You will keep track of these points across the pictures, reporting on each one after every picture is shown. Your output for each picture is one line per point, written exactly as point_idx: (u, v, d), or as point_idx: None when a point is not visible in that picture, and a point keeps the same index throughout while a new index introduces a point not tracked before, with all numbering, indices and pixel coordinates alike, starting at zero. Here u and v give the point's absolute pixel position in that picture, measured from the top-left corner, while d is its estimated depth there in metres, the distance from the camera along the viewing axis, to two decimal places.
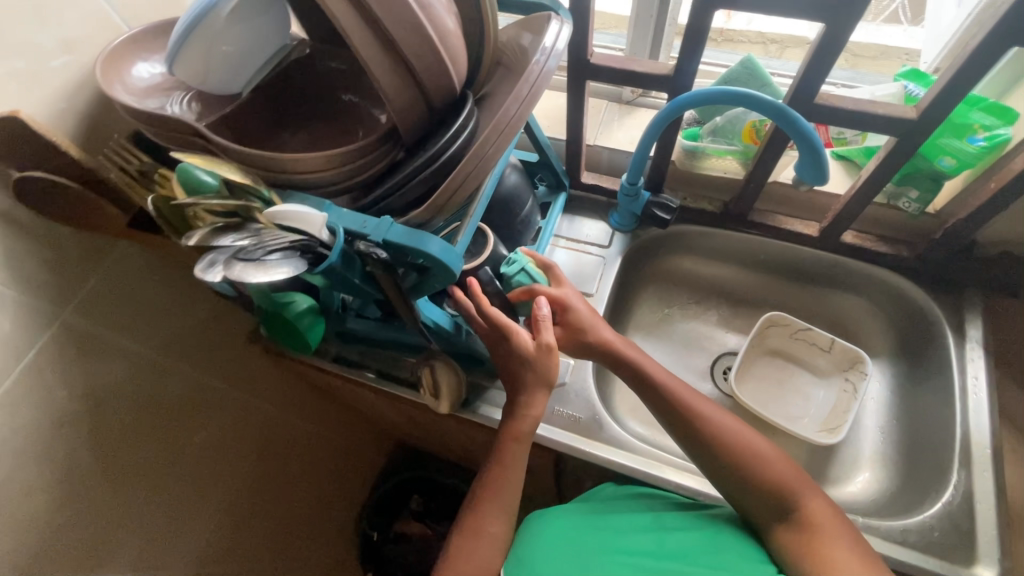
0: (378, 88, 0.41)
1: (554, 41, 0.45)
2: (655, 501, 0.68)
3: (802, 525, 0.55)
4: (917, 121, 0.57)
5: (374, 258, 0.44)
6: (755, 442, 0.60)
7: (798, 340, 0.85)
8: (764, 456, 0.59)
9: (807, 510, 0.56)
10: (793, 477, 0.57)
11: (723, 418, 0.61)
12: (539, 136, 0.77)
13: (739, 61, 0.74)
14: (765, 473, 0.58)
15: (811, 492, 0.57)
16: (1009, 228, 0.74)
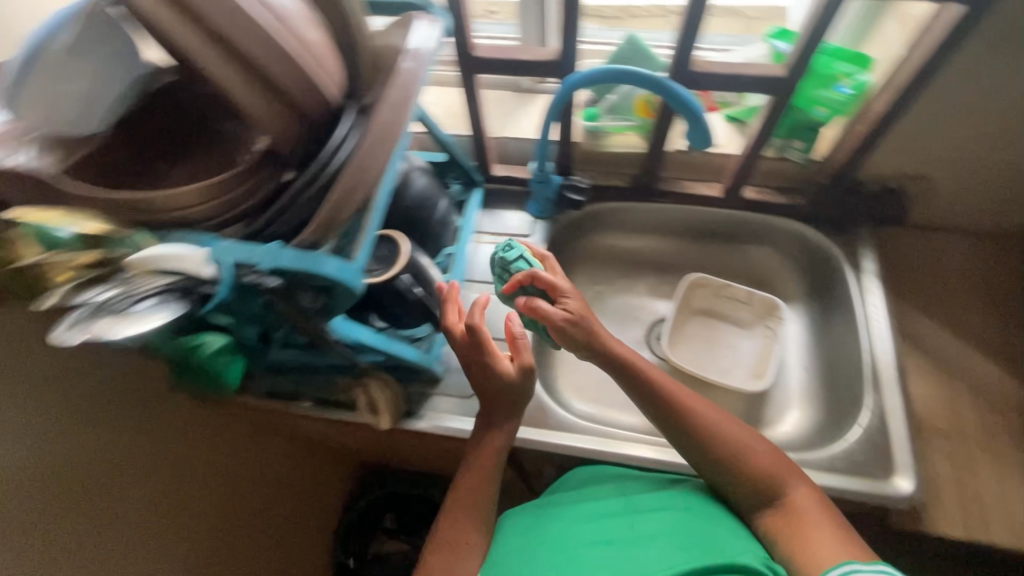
0: (247, 110, 0.41)
1: (420, 43, 0.46)
2: (637, 483, 0.67)
3: (786, 513, 0.55)
4: (786, 78, 0.61)
5: (267, 287, 0.41)
6: (745, 435, 0.60)
7: (721, 298, 0.89)
8: (754, 450, 0.58)
9: (793, 499, 0.56)
10: (780, 468, 0.57)
11: (716, 417, 0.60)
12: (441, 134, 0.76)
13: (624, 40, 0.75)
14: (753, 465, 0.57)
15: (799, 481, 0.57)
16: (886, 165, 0.80)
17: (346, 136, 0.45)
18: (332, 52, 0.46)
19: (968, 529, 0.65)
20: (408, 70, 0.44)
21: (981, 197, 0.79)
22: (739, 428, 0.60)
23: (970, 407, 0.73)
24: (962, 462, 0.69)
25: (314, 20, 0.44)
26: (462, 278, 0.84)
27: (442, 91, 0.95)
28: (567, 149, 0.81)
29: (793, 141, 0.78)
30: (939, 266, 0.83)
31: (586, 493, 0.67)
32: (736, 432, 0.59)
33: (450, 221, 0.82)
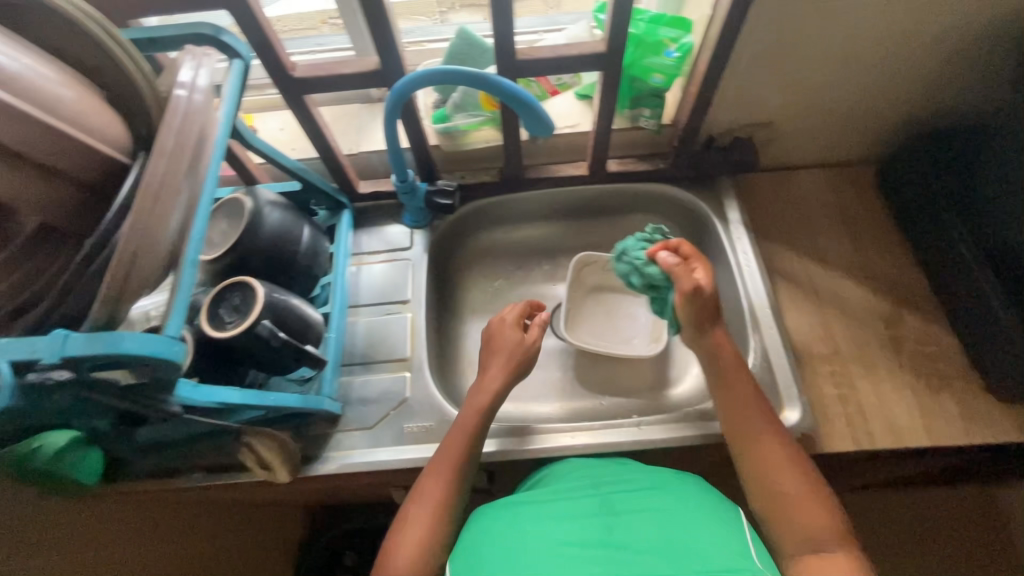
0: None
1: (196, 75, 0.42)
2: (625, 475, 0.63)
3: (824, 561, 0.52)
4: (607, 52, 0.62)
5: (55, 380, 0.40)
6: (799, 481, 0.57)
7: (610, 271, 0.90)
8: (804, 499, 0.56)
9: (833, 553, 0.53)
10: (830, 528, 0.54)
11: (781, 456, 0.59)
12: (287, 163, 0.72)
13: (456, 34, 0.74)
14: (800, 509, 0.56)
15: (846, 543, 0.54)
16: (731, 119, 0.82)
17: (128, 191, 0.40)
18: (101, 106, 0.43)
19: (855, 441, 0.69)
20: (178, 102, 0.40)
21: (821, 133, 0.84)
22: (801, 478, 0.57)
23: (842, 328, 0.78)
24: (843, 379, 0.74)
25: (64, 76, 0.41)
26: (347, 304, 0.79)
27: (283, 114, 0.89)
28: (424, 153, 0.79)
29: (641, 110, 0.80)
30: (797, 201, 0.88)
31: (566, 489, 0.63)
32: (794, 479, 0.57)
33: (320, 248, 0.77)
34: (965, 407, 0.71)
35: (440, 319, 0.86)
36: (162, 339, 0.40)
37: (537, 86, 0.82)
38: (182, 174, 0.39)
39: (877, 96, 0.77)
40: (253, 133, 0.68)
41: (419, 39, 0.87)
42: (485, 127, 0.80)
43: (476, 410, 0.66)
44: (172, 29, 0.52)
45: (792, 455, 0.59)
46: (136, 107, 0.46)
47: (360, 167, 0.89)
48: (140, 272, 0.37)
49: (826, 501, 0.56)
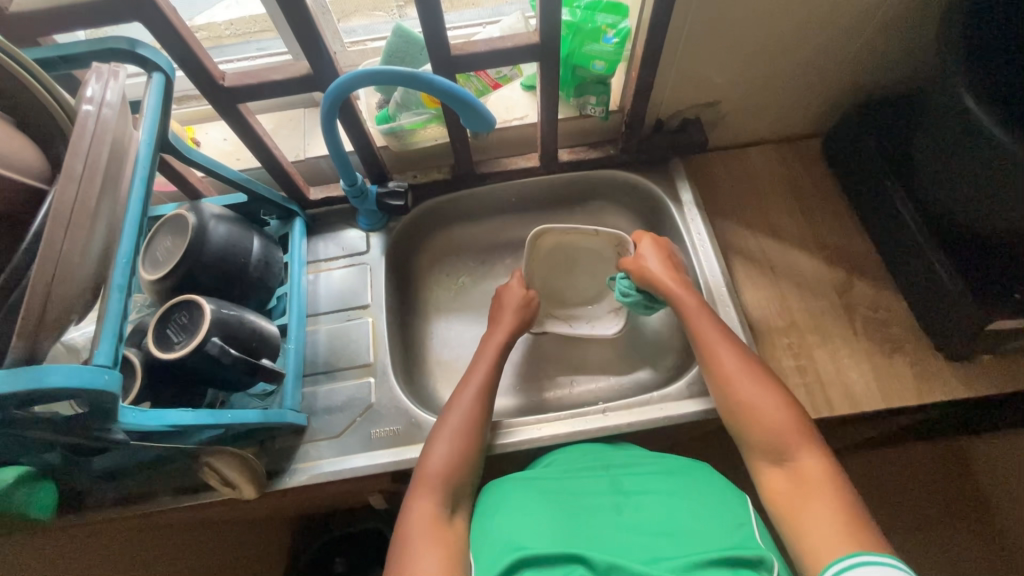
0: None
1: (102, 90, 0.40)
2: (638, 458, 0.64)
3: (789, 475, 0.55)
4: (541, 43, 0.63)
5: None
6: (764, 391, 0.60)
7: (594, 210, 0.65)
8: (769, 408, 0.58)
9: (801, 462, 0.55)
10: (794, 434, 0.56)
11: (743, 370, 0.62)
12: (228, 175, 0.69)
13: (393, 32, 0.73)
14: (768, 420, 0.58)
15: (810, 447, 0.56)
16: (676, 103, 0.83)
17: (42, 217, 0.39)
18: (5, 132, 0.41)
19: (815, 410, 0.71)
20: (86, 119, 0.39)
21: (766, 110, 0.85)
22: (761, 386, 0.60)
23: (797, 300, 0.79)
24: (801, 350, 0.75)
25: None
26: (305, 313, 0.78)
27: (223, 124, 0.87)
28: (369, 154, 0.79)
29: (587, 97, 0.80)
30: (748, 178, 0.89)
31: (572, 465, 0.64)
32: (756, 390, 0.60)
33: (273, 258, 0.76)
34: (916, 367, 0.73)
35: (402, 321, 0.85)
36: (89, 369, 0.38)
37: (477, 82, 0.81)
38: (96, 198, 0.38)
39: (815, 70, 0.78)
40: (188, 147, 0.65)
41: (361, 38, 0.87)
42: (430, 125, 0.80)
43: (477, 385, 0.67)
44: (82, 45, 0.50)
45: (756, 369, 0.62)
46: (50, 132, 0.45)
47: (309, 173, 0.88)
48: (58, 299, 0.36)
49: (791, 408, 0.59)
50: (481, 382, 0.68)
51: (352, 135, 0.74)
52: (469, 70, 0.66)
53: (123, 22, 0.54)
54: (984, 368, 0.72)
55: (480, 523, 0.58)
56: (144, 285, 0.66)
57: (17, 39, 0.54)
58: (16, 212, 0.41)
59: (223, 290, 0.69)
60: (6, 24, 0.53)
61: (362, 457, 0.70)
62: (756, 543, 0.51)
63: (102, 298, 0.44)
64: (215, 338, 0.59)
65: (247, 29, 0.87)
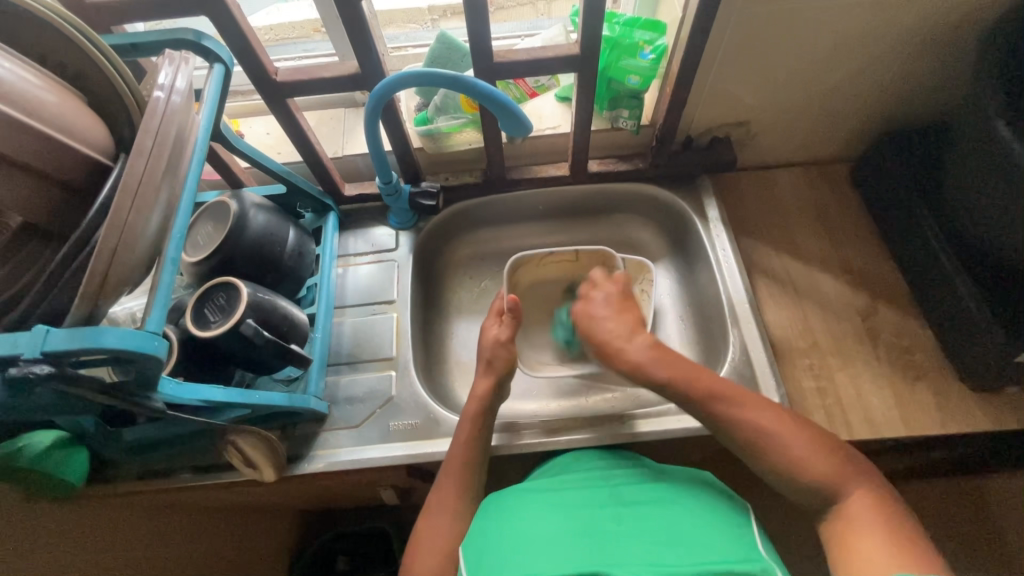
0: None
1: (173, 77, 0.43)
2: (635, 472, 0.64)
3: (842, 518, 0.54)
4: (581, 54, 0.65)
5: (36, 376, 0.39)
6: (791, 438, 0.57)
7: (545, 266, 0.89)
8: (804, 459, 0.56)
9: (849, 505, 0.54)
10: (839, 476, 0.55)
11: (768, 422, 0.58)
12: (271, 167, 0.72)
13: (437, 39, 0.77)
14: (808, 471, 0.55)
15: (857, 488, 0.54)
16: (706, 121, 0.84)
17: (109, 189, 0.41)
18: (83, 109, 0.44)
19: (834, 432, 0.71)
20: (157, 103, 0.41)
21: (797, 133, 0.86)
22: (790, 435, 0.57)
23: (820, 322, 0.79)
24: (822, 372, 0.75)
25: (43, 79, 0.42)
26: (333, 303, 0.80)
27: (268, 119, 0.91)
28: (406, 155, 0.81)
29: (620, 111, 0.82)
30: (776, 199, 0.90)
31: (570, 479, 0.64)
32: (794, 440, 0.57)
33: (306, 249, 0.78)
34: (939, 396, 0.72)
35: (426, 319, 0.87)
36: (143, 333, 0.41)
37: (516, 89, 0.86)
38: (162, 173, 0.41)
39: (847, 95, 0.79)
40: (236, 136, 0.68)
41: (403, 45, 0.91)
42: (466, 129, 0.83)
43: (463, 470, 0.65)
44: (152, 35, 0.54)
45: (784, 417, 0.59)
46: (116, 112, 0.47)
47: (345, 170, 0.91)
48: (120, 265, 0.38)
49: (825, 450, 0.56)
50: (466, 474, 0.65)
51: (392, 135, 0.77)
52: (509, 77, 0.68)
53: (191, 15, 0.57)
54: (1010, 402, 0.70)
55: (488, 527, 0.58)
56: (185, 266, 0.69)
57: (92, 24, 0.58)
58: (83, 183, 0.44)
59: (258, 275, 0.71)
60: (84, 12, 0.57)
61: (377, 448, 0.71)
62: (759, 554, 0.51)
63: (155, 270, 0.46)
64: (249, 320, 0.62)
65: (287, 35, 0.91)
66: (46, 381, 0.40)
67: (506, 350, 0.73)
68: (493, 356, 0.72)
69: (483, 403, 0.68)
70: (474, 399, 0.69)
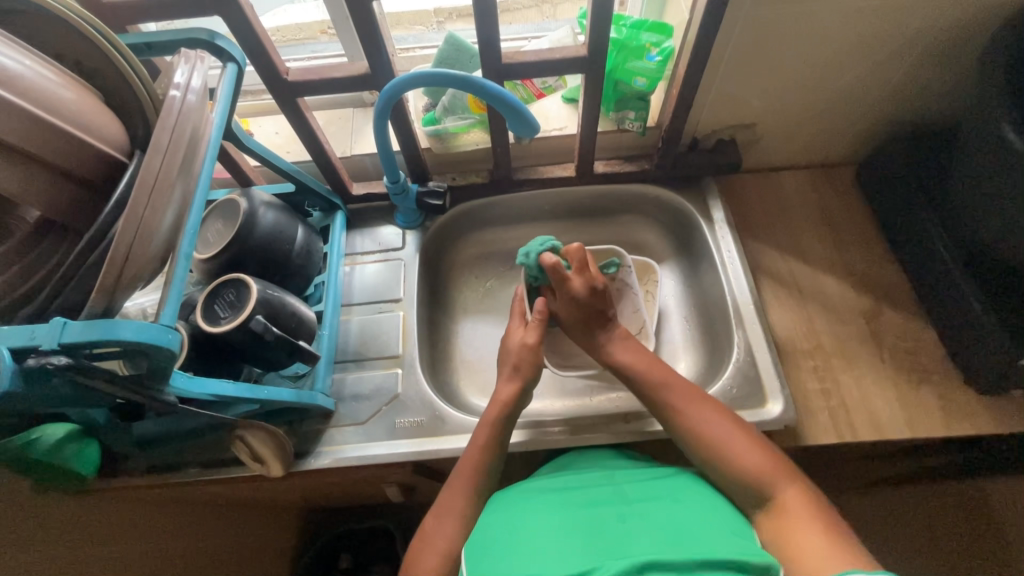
0: (15, 194, 0.40)
1: (188, 77, 0.44)
2: (637, 470, 0.64)
3: (777, 513, 0.54)
4: (588, 56, 0.66)
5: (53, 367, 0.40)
6: (725, 432, 0.60)
7: None
8: (736, 449, 0.58)
9: (779, 495, 0.55)
10: (770, 467, 0.56)
11: (705, 415, 0.62)
12: (281, 166, 0.73)
13: (445, 40, 0.77)
14: (739, 462, 0.58)
15: (788, 479, 0.56)
16: (712, 123, 0.85)
17: (125, 185, 0.42)
18: (100, 107, 0.45)
19: (838, 433, 0.71)
20: (173, 102, 0.42)
21: (802, 135, 0.87)
22: (728, 428, 0.60)
23: (825, 324, 0.79)
24: (826, 374, 0.75)
25: (63, 77, 0.43)
26: (340, 301, 0.80)
27: (278, 119, 0.92)
28: (414, 155, 0.82)
29: (626, 112, 0.83)
30: (781, 201, 0.90)
31: (575, 477, 0.64)
32: (727, 432, 0.60)
33: (314, 248, 0.79)
34: (943, 399, 0.72)
35: (432, 318, 0.88)
36: (156, 327, 0.42)
37: (523, 90, 0.88)
38: (177, 170, 0.42)
39: (852, 98, 0.79)
40: (247, 135, 0.69)
41: (412, 46, 0.92)
42: (473, 130, 0.84)
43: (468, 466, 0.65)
44: (167, 35, 0.55)
45: (720, 412, 0.62)
46: (132, 110, 0.48)
47: (353, 170, 0.92)
48: (136, 259, 0.39)
49: (760, 444, 0.59)
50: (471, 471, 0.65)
51: (400, 134, 0.78)
52: (515, 79, 0.69)
53: (206, 15, 0.58)
54: (1015, 406, 0.70)
55: (493, 527, 0.59)
56: (195, 263, 0.70)
57: (108, 24, 0.59)
58: (100, 180, 0.45)
59: (267, 273, 0.72)
60: (100, 11, 0.58)
61: (383, 444, 0.72)
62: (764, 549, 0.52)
63: (169, 265, 0.47)
64: (258, 316, 0.62)
65: (296, 35, 0.92)
66: (61, 373, 0.41)
67: (532, 354, 0.72)
68: (519, 361, 0.72)
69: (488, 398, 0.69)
70: (497, 404, 0.68)
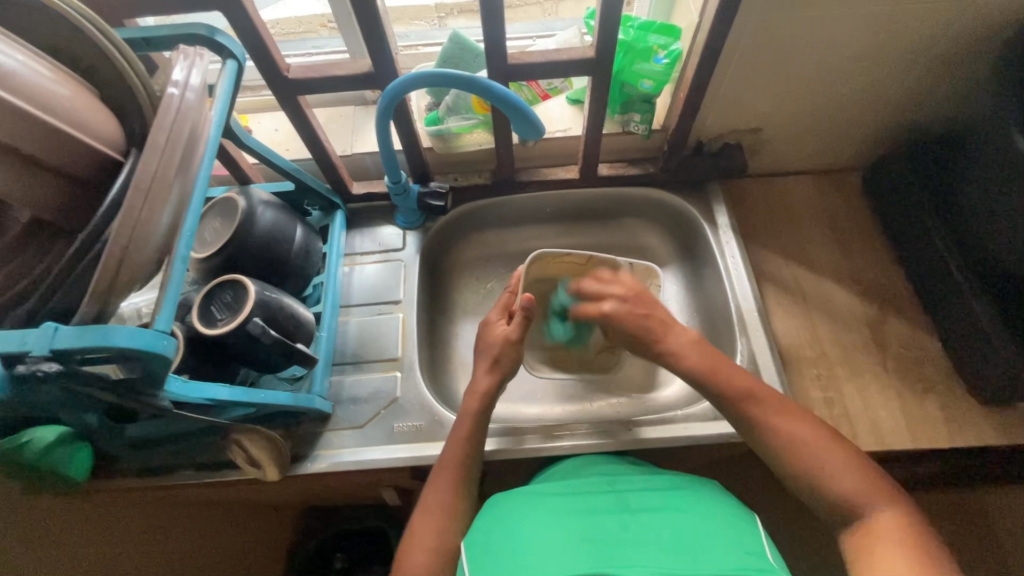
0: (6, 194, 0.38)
1: (188, 74, 0.42)
2: (639, 478, 0.63)
3: (863, 530, 0.54)
4: (596, 58, 0.65)
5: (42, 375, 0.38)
6: (833, 455, 0.57)
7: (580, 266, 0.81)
8: (836, 471, 0.56)
9: (873, 518, 0.53)
10: (864, 490, 0.55)
11: (813, 437, 0.58)
12: (281, 164, 0.72)
13: (449, 38, 0.76)
14: (834, 482, 0.55)
15: (885, 503, 0.54)
16: (719, 126, 0.83)
17: (122, 185, 0.41)
18: (95, 104, 0.43)
19: None
20: (171, 100, 0.40)
21: (807, 141, 0.86)
22: (827, 446, 0.57)
23: (827, 331, 0.79)
24: (829, 382, 0.75)
25: (56, 73, 0.41)
26: (339, 302, 0.79)
27: (277, 115, 0.91)
28: (416, 154, 0.81)
29: (632, 115, 0.83)
30: (785, 207, 0.89)
31: (575, 483, 0.63)
32: (831, 453, 0.57)
33: (313, 248, 0.77)
34: (947, 409, 0.71)
35: (431, 320, 0.86)
36: (152, 333, 0.40)
37: (528, 91, 0.87)
38: (174, 170, 0.40)
39: (861, 104, 0.79)
40: (246, 133, 0.68)
41: (414, 43, 0.91)
42: (476, 130, 0.83)
43: (467, 472, 0.64)
44: (165, 30, 0.53)
45: (822, 431, 0.59)
46: (128, 108, 0.47)
47: (354, 169, 0.91)
48: (131, 263, 0.38)
49: (861, 468, 0.56)
50: (469, 478, 0.64)
51: (402, 134, 0.77)
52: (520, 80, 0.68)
53: (207, 10, 0.57)
54: (1017, 417, 0.70)
55: (492, 526, 0.58)
56: (192, 263, 0.69)
57: (106, 18, 0.58)
58: (95, 179, 0.43)
59: (265, 274, 0.71)
60: (97, 5, 0.56)
61: (381, 449, 0.71)
62: (766, 562, 0.50)
63: (165, 267, 0.46)
64: (255, 319, 0.61)
65: (297, 29, 0.90)
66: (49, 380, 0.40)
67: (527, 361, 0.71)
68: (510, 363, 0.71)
69: (486, 399, 0.68)
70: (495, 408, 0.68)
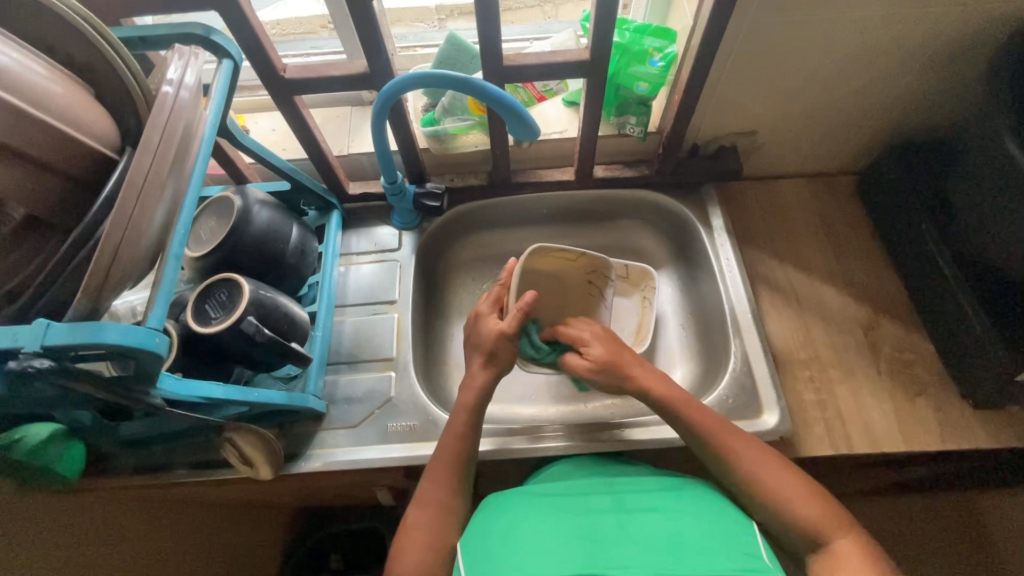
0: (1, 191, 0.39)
1: (183, 72, 0.43)
2: (635, 479, 0.63)
3: (827, 558, 0.54)
4: (591, 61, 0.65)
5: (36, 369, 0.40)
6: (790, 482, 0.58)
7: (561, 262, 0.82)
8: (795, 498, 0.57)
9: (834, 545, 0.54)
10: (824, 516, 0.55)
11: (771, 467, 0.59)
12: (277, 163, 0.72)
13: (445, 40, 0.76)
14: (795, 510, 0.56)
15: (843, 530, 0.55)
16: (714, 129, 0.84)
17: (116, 182, 0.41)
18: (91, 102, 0.44)
19: (833, 445, 0.70)
20: (165, 98, 0.41)
21: (802, 144, 0.86)
22: (790, 478, 0.58)
23: (821, 333, 0.79)
24: (823, 384, 0.75)
25: (52, 71, 0.42)
26: (334, 301, 0.79)
27: (275, 115, 0.91)
28: (412, 155, 0.81)
29: (628, 117, 0.83)
30: (780, 210, 0.90)
31: (571, 486, 0.63)
32: (789, 483, 0.58)
33: (309, 247, 0.77)
34: (940, 412, 0.72)
35: (426, 320, 0.87)
36: (143, 330, 0.41)
37: (524, 92, 0.85)
38: (168, 167, 0.41)
39: (855, 108, 0.79)
40: (243, 132, 0.68)
41: (412, 44, 0.91)
42: (472, 131, 0.84)
43: (460, 472, 0.64)
44: (162, 28, 0.53)
45: (777, 461, 0.60)
46: (125, 105, 0.47)
47: (351, 168, 0.91)
48: (124, 260, 0.38)
49: (817, 494, 0.57)
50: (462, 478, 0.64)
51: (398, 135, 0.77)
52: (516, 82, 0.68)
53: (203, 9, 0.57)
54: (1009, 420, 0.70)
55: (490, 525, 0.58)
56: (187, 261, 0.69)
57: (103, 17, 0.58)
58: (90, 176, 0.43)
59: (261, 273, 0.71)
60: (94, 3, 0.56)
61: (375, 449, 0.71)
62: (763, 563, 0.51)
63: (159, 265, 0.46)
64: (249, 317, 0.61)
65: (295, 29, 0.91)
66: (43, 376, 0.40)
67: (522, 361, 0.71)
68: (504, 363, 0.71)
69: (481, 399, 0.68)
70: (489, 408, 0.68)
